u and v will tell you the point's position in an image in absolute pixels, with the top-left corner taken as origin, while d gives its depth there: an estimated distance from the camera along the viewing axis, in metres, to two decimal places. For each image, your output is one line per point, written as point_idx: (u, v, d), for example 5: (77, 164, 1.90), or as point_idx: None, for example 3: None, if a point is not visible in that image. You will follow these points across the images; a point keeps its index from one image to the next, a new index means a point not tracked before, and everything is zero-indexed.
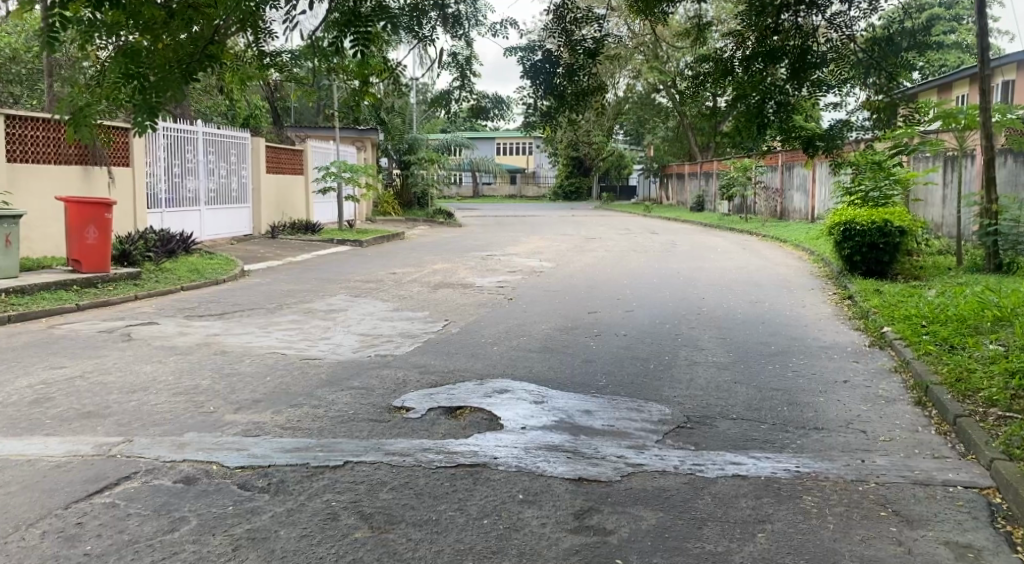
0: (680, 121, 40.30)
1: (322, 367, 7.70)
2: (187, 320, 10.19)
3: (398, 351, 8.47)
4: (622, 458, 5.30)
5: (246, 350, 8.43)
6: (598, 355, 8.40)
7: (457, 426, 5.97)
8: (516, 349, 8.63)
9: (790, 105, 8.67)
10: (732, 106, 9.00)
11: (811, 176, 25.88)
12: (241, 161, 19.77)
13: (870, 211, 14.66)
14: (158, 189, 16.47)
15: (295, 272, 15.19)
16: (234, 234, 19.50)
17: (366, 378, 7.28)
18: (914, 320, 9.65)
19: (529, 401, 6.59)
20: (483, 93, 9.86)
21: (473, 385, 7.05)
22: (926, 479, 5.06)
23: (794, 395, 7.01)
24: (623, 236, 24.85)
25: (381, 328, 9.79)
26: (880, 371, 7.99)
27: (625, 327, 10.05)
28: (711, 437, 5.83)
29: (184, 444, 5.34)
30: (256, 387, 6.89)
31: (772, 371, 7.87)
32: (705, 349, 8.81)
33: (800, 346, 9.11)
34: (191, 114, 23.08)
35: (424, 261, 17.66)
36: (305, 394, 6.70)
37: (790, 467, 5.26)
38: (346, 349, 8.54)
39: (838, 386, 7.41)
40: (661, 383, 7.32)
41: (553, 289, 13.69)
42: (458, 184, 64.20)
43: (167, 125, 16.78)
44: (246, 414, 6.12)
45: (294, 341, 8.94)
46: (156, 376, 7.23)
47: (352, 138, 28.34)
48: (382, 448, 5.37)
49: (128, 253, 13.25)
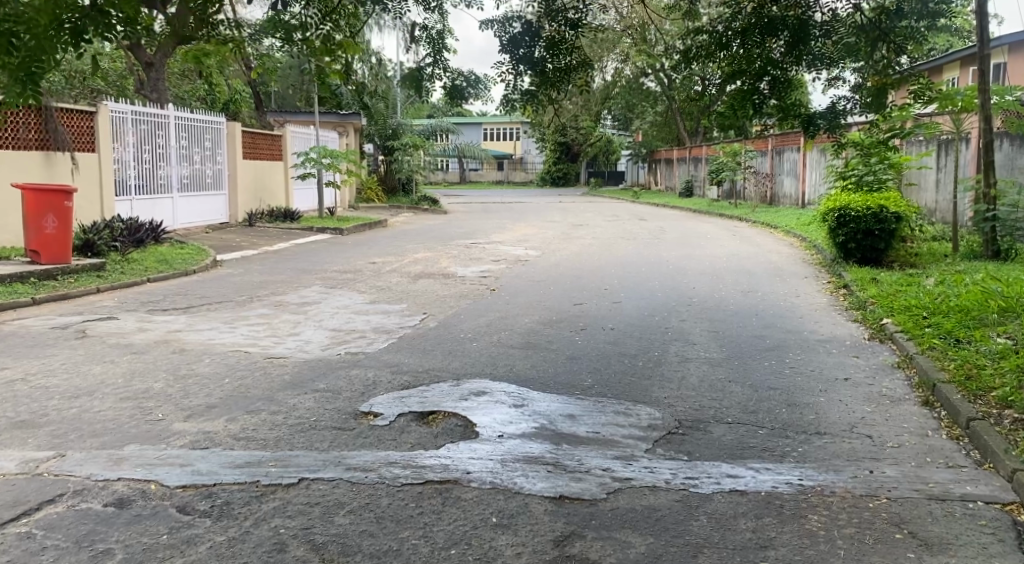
0: (670, 104, 39.76)
1: (286, 367, 7.17)
2: (149, 315, 9.65)
3: (371, 348, 7.94)
4: (609, 471, 4.80)
5: (207, 348, 7.90)
6: (584, 352, 7.90)
7: (428, 434, 5.46)
8: (496, 345, 8.12)
9: (787, 80, 8.20)
10: (725, 84, 8.55)
11: (801, 160, 25.45)
12: (216, 146, 19.11)
13: (864, 195, 14.21)
14: (127, 175, 15.83)
15: (270, 262, 14.61)
16: (210, 223, 18.89)
17: (333, 379, 6.75)
18: (915, 311, 9.19)
19: (507, 405, 6.08)
20: (458, 70, 9.32)
21: (447, 387, 6.53)
22: (943, 494, 4.56)
23: (793, 395, 6.53)
24: (610, 222, 24.37)
25: (355, 322, 9.26)
26: (882, 367, 7.51)
27: (613, 320, 9.55)
28: (705, 445, 5.35)
29: (122, 459, 4.82)
30: (212, 390, 6.36)
31: (769, 367, 7.39)
32: (697, 343, 8.33)
33: (796, 339, 8.65)
34: (166, 99, 22.38)
35: (405, 250, 17.10)
36: (264, 398, 6.17)
37: (792, 480, 4.77)
38: (314, 346, 8.01)
39: (838, 384, 6.93)
40: (650, 382, 6.83)
41: (538, 278, 13.18)
42: (444, 169, 63.47)
43: (137, 109, 16.13)
44: (197, 422, 5.59)
45: (260, 338, 8.39)
46: (104, 378, 6.70)
47: (333, 123, 27.71)
48: (344, 462, 4.86)
49: (91, 243, 12.70)
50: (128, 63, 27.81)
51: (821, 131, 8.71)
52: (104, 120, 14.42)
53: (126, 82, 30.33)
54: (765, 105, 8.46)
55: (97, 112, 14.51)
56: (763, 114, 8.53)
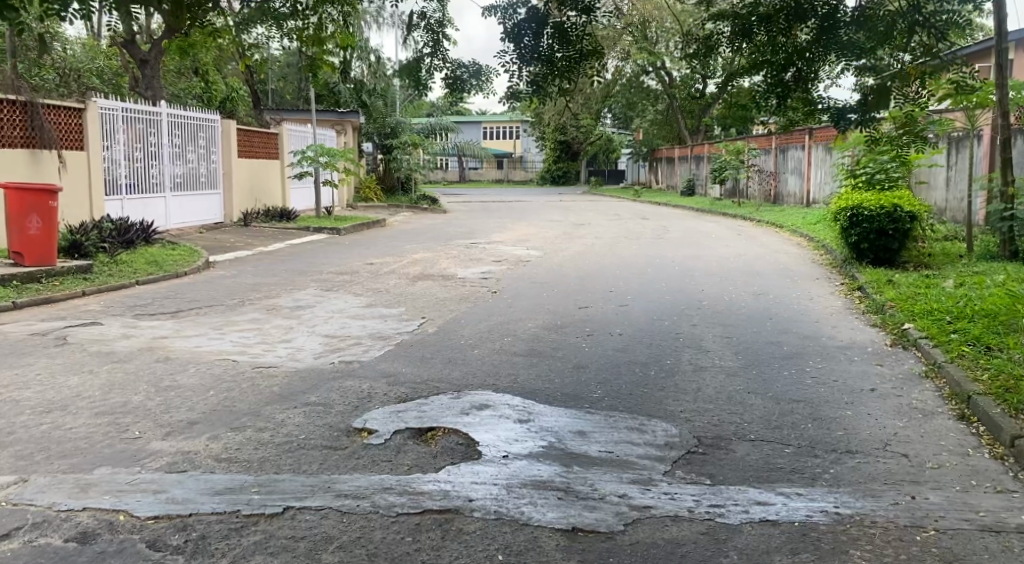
0: (670, 102, 39.30)
1: (276, 377, 6.72)
2: (135, 320, 9.20)
3: (366, 356, 7.50)
4: (625, 498, 4.36)
5: (193, 356, 7.46)
6: (593, 359, 7.47)
7: (427, 454, 5.03)
8: (498, 353, 7.68)
9: (814, 72, 7.62)
10: (751, 75, 7.97)
11: (805, 158, 25.03)
12: (210, 144, 18.66)
13: (877, 194, 13.76)
14: (118, 175, 15.35)
15: (263, 263, 14.16)
16: (204, 223, 18.44)
17: (325, 391, 6.31)
18: (938, 315, 8.75)
19: (511, 420, 5.65)
20: (457, 61, 8.87)
21: (448, 400, 6.10)
22: (997, 524, 4.14)
23: (818, 409, 6.11)
24: (613, 221, 23.97)
25: (349, 328, 8.82)
26: (909, 377, 7.06)
27: (621, 325, 9.11)
28: (729, 466, 4.92)
29: (90, 484, 4.41)
30: (195, 404, 5.92)
31: (788, 378, 6.94)
32: (711, 351, 7.89)
33: (815, 346, 8.20)
34: (160, 95, 21.93)
35: (403, 250, 16.65)
36: (250, 413, 5.74)
37: (827, 507, 4.34)
38: (307, 354, 7.56)
39: (864, 396, 6.49)
40: (664, 394, 6.41)
41: (541, 280, 12.74)
42: (443, 167, 62.89)
43: (129, 106, 15.67)
44: (175, 441, 5.15)
45: (250, 345, 7.94)
46: (80, 390, 6.26)
47: (331, 122, 27.25)
48: (334, 488, 4.42)
49: (78, 244, 12.25)
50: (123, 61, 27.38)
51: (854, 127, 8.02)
52: (92, 116, 14.00)
53: (121, 80, 29.86)
54: (792, 100, 7.88)
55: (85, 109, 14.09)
56: (787, 110, 7.94)
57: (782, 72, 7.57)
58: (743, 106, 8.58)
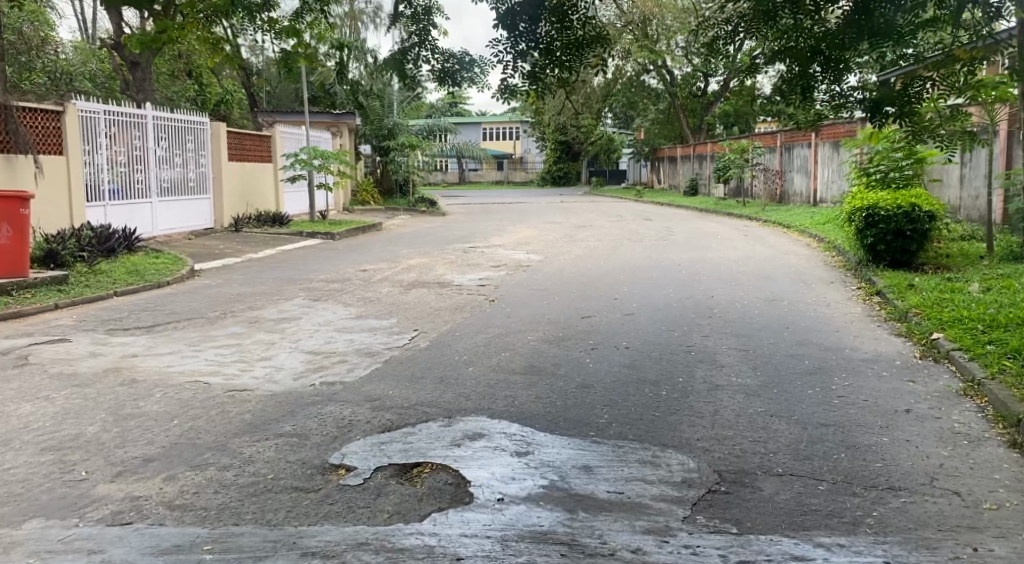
0: (671, 99, 38.74)
1: (248, 403, 6.09)
2: (106, 336, 8.58)
3: (350, 375, 6.86)
4: (641, 556, 3.84)
5: (162, 378, 6.83)
6: (599, 378, 6.84)
7: (412, 496, 4.43)
8: (494, 371, 7.05)
9: (844, 62, 6.70)
10: (772, 63, 7.11)
11: (812, 157, 24.37)
12: (198, 147, 18.04)
13: (892, 193, 13.11)
14: (100, 180, 14.72)
15: (252, 271, 13.52)
16: (192, 229, 17.80)
17: (300, 419, 5.68)
18: (970, 324, 8.10)
19: (508, 452, 5.03)
20: (447, 50, 8.33)
21: (437, 428, 5.48)
22: None
23: (850, 435, 5.50)
24: (614, 222, 23.35)
25: (335, 342, 8.21)
26: (946, 395, 6.43)
27: (627, 337, 8.46)
28: (757, 509, 4.33)
29: (18, 544, 3.82)
30: (155, 435, 5.30)
31: (814, 397, 6.32)
32: (726, 366, 7.27)
33: (839, 359, 7.57)
34: (149, 97, 21.30)
35: (399, 256, 16.01)
36: (216, 446, 5.12)
37: (877, 563, 3.82)
38: (285, 375, 6.92)
39: (900, 417, 5.87)
40: (678, 418, 5.79)
41: (542, 287, 12.10)
42: (443, 169, 62.32)
43: (111, 108, 15.04)
44: (125, 482, 4.53)
45: (225, 364, 7.31)
46: (30, 420, 5.64)
47: (326, 123, 26.59)
48: (303, 545, 3.85)
49: (54, 253, 11.63)
50: (115, 64, 26.82)
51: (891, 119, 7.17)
52: (71, 119, 13.40)
53: (111, 84, 29.29)
54: (816, 91, 7.06)
55: (63, 111, 13.47)
56: (812, 101, 7.14)
57: (809, 63, 6.69)
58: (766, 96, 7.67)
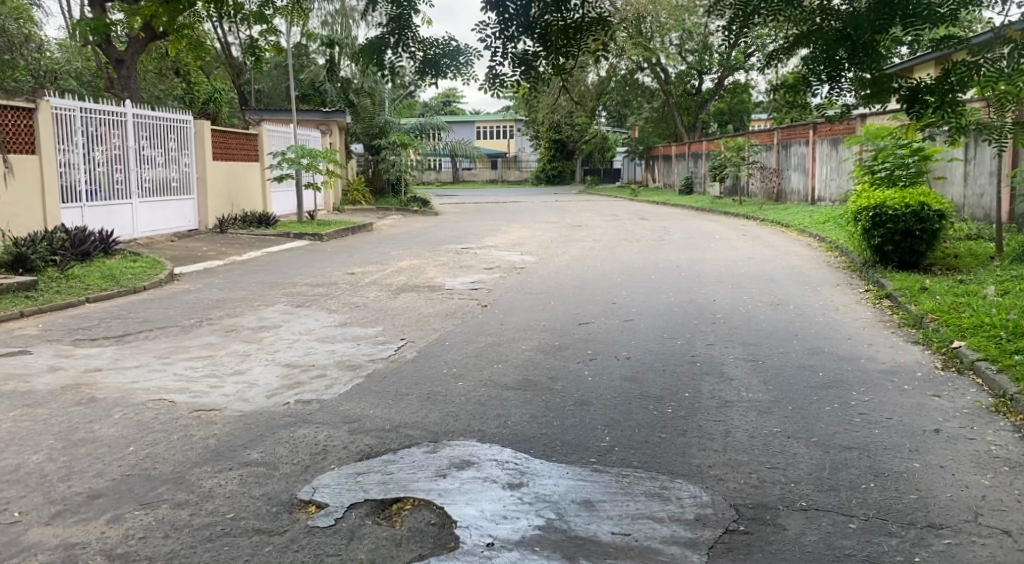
0: (666, 97, 38.16)
1: (214, 425, 5.53)
2: (71, 347, 8.01)
3: (329, 392, 6.31)
4: None
5: (125, 395, 6.28)
6: (599, 394, 6.29)
7: (390, 540, 3.95)
8: (485, 387, 6.50)
9: (876, 49, 5.70)
10: (791, 51, 6.10)
11: (810, 154, 23.86)
12: (181, 146, 17.44)
13: (899, 191, 12.58)
14: (77, 181, 14.14)
15: (234, 275, 12.94)
16: (176, 231, 17.23)
17: (270, 444, 5.13)
18: (993, 332, 7.58)
19: (499, 485, 4.51)
20: (432, 39, 6.41)
21: (420, 455, 4.94)
22: None
23: (876, 459, 4.99)
24: (610, 222, 22.84)
25: (315, 354, 7.65)
26: (976, 412, 5.91)
27: (627, 347, 7.91)
28: (781, 555, 3.87)
29: None
30: (105, 465, 4.74)
31: (833, 415, 5.81)
32: (735, 379, 6.74)
33: (855, 370, 7.04)
34: (134, 93, 20.69)
35: (388, 258, 15.43)
36: (172, 479, 4.57)
37: None
38: (258, 392, 6.36)
39: (930, 438, 5.35)
40: (687, 441, 5.26)
41: (537, 291, 11.54)
42: (437, 167, 61.76)
43: (88, 106, 14.44)
44: (63, 525, 4.00)
45: (194, 380, 6.74)
46: None
47: (316, 122, 26.02)
48: None
49: (24, 258, 11.06)
50: (99, 62, 26.16)
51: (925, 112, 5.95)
52: (43, 118, 12.84)
53: (97, 82, 28.74)
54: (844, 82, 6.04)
55: (36, 109, 12.90)
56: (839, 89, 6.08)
57: (834, 51, 5.72)
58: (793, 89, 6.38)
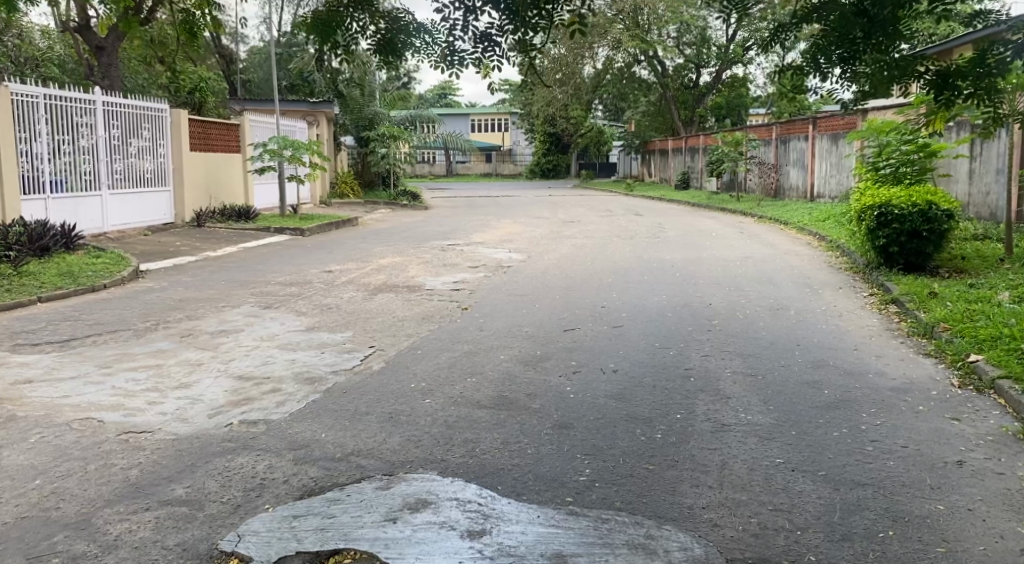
0: (663, 90, 37.51)
1: (142, 451, 4.86)
2: (9, 353, 7.35)
3: (279, 411, 5.64)
4: None
5: (49, 412, 5.61)
6: (581, 415, 5.63)
7: None
8: (456, 405, 5.83)
9: (896, 24, 5.00)
10: (795, 27, 5.35)
11: (809, 150, 23.20)
12: (157, 136, 16.76)
13: (904, 189, 11.91)
14: (40, 172, 13.48)
15: (203, 272, 12.26)
16: (151, 224, 16.55)
17: (200, 477, 4.48)
18: (1014, 344, 6.91)
19: (457, 532, 3.88)
20: (388, 10, 5.36)
21: (369, 492, 4.29)
22: None
23: (894, 497, 4.37)
24: (604, 218, 22.19)
25: (273, 364, 6.99)
26: (1003, 439, 5.26)
27: (615, 358, 7.24)
28: None
29: None
30: (2, 504, 4.10)
31: (844, 442, 5.16)
32: (734, 397, 6.08)
33: (865, 388, 6.36)
34: (113, 79, 19.93)
35: (369, 255, 14.72)
36: (76, 523, 3.94)
37: None
38: (202, 409, 5.70)
39: (953, 472, 4.72)
40: (678, 474, 4.61)
41: (522, 292, 10.87)
42: (430, 160, 61.06)
43: (52, 93, 13.68)
44: None
45: (132, 395, 6.06)
46: None
47: (303, 113, 25.32)
48: None
49: None
50: (80, 48, 25.47)
51: (959, 95, 5.21)
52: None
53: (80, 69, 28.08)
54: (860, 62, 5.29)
55: None
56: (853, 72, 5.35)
57: (850, 29, 5.01)
58: (799, 72, 5.67)
